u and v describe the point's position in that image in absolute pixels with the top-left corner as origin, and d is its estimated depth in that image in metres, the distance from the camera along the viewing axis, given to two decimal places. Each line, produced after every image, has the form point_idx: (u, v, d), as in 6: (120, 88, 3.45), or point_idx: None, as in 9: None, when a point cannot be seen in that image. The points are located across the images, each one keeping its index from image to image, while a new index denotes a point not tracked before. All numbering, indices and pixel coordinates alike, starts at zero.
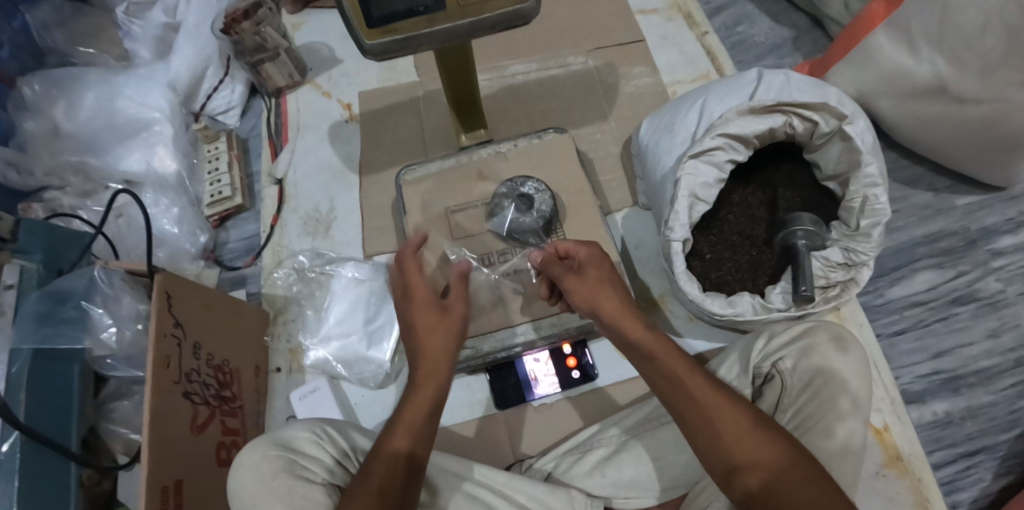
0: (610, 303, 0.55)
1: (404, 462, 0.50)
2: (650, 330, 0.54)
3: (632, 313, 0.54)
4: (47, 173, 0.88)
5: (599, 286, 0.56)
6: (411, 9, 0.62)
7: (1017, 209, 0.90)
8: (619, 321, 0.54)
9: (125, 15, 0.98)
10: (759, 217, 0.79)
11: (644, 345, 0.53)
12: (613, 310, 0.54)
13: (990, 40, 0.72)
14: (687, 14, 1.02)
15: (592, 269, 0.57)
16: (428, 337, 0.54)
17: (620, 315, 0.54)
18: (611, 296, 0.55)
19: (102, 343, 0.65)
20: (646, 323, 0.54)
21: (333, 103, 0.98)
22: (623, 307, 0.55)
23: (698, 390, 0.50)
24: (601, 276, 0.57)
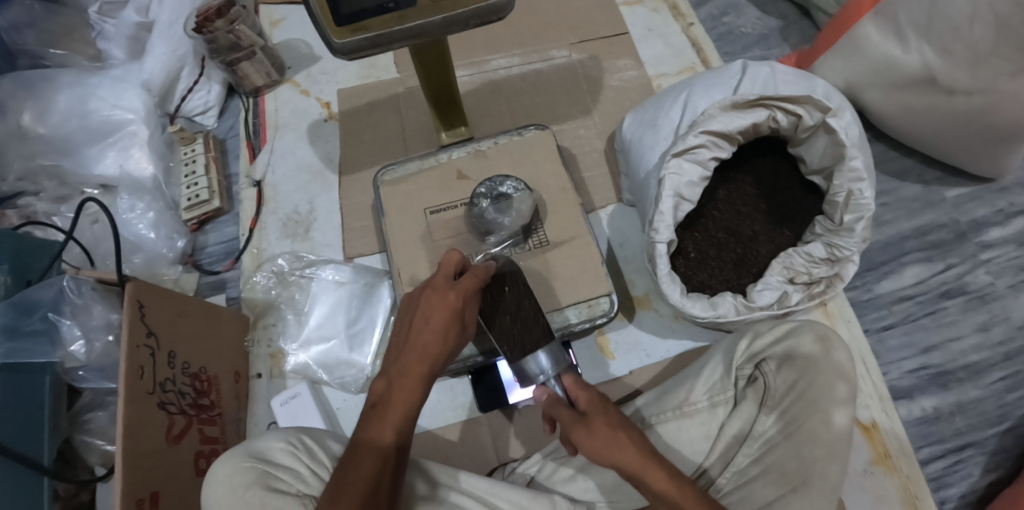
0: (634, 457, 0.49)
1: (380, 463, 0.50)
2: (623, 442, 0.50)
3: (659, 461, 0.50)
4: (20, 178, 0.87)
5: (615, 437, 0.50)
6: (381, 6, 0.60)
7: (1007, 200, 0.88)
8: (642, 476, 0.49)
9: (98, 14, 0.97)
10: (504, 305, 0.64)
11: (674, 499, 0.48)
12: (640, 469, 0.49)
13: (979, 29, 0.71)
14: (673, 5, 1.00)
15: (600, 420, 0.51)
16: (424, 333, 0.56)
17: (643, 466, 0.49)
18: (631, 448, 0.50)
19: (71, 356, 0.64)
20: (670, 470, 0.49)
21: (312, 102, 0.96)
22: (649, 458, 0.50)
23: (660, 488, 0.49)
24: (613, 430, 0.51)
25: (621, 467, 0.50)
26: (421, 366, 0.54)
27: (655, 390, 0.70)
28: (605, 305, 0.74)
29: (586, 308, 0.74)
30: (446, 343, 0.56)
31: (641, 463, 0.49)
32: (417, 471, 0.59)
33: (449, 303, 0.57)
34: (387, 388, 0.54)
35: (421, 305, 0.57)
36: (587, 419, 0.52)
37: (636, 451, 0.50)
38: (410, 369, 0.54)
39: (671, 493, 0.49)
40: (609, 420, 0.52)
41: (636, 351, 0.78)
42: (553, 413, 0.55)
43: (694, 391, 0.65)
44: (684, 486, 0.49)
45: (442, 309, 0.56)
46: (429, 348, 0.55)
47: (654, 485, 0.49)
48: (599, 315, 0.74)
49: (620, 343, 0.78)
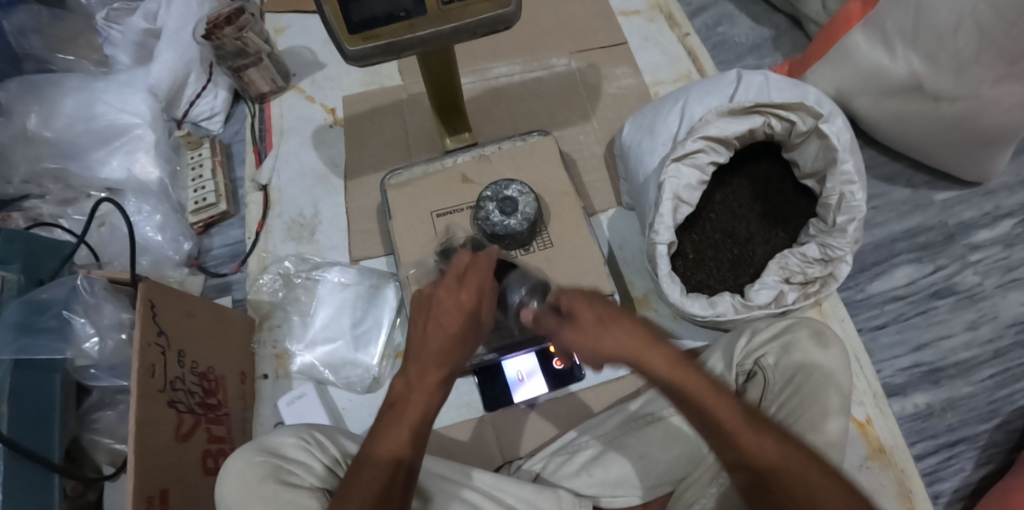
0: (631, 343, 0.50)
1: (392, 467, 0.50)
2: (618, 330, 0.50)
3: (661, 349, 0.50)
4: (25, 181, 0.87)
5: (606, 326, 0.50)
6: (391, 14, 0.62)
7: (993, 203, 0.91)
8: (644, 361, 0.50)
9: (105, 21, 0.99)
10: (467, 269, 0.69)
11: (688, 392, 0.49)
12: (642, 353, 0.50)
13: (963, 38, 0.74)
14: (669, 15, 1.03)
15: (585, 315, 0.51)
16: (437, 342, 0.53)
17: (644, 353, 0.50)
18: (627, 333, 0.50)
19: (83, 353, 0.65)
20: (674, 358, 0.50)
21: (316, 108, 0.98)
22: (647, 343, 0.50)
23: (666, 374, 0.49)
24: (603, 319, 0.51)
25: (617, 353, 0.50)
26: (434, 378, 0.53)
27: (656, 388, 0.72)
28: None
29: None
30: (460, 348, 0.54)
31: (632, 346, 0.50)
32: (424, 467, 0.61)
33: (464, 306, 0.54)
34: (405, 389, 0.53)
35: (438, 309, 0.54)
36: (569, 314, 0.52)
37: (632, 336, 0.50)
38: (423, 384, 0.53)
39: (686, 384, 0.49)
40: (589, 309, 0.51)
41: None
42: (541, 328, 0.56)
43: None
44: (691, 373, 0.49)
45: (456, 317, 0.54)
46: (441, 360, 0.53)
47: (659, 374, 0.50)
48: None
49: None
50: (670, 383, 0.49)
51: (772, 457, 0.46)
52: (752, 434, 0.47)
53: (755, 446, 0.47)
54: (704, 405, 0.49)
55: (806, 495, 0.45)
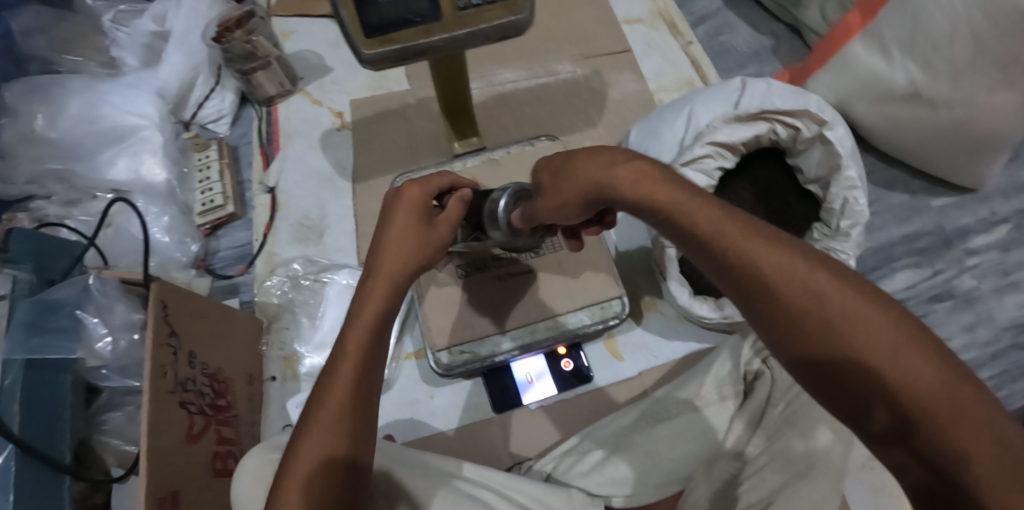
0: (623, 172, 0.47)
1: (321, 452, 0.44)
2: (602, 165, 0.49)
3: (666, 180, 0.46)
4: (29, 182, 0.87)
5: (594, 163, 0.49)
6: (408, 19, 0.63)
7: (989, 209, 0.93)
8: (640, 190, 0.46)
9: (112, 23, 0.99)
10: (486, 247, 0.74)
11: (711, 224, 0.42)
12: (640, 185, 0.46)
13: (959, 47, 0.76)
14: (671, 23, 1.05)
15: (573, 168, 0.51)
16: (383, 261, 0.52)
17: (642, 183, 0.46)
18: (619, 164, 0.48)
19: (95, 353, 0.66)
20: (686, 190, 0.45)
21: (323, 112, 0.98)
22: (646, 172, 0.47)
23: (677, 202, 0.44)
24: (593, 157, 0.50)
25: (605, 185, 0.48)
26: (370, 319, 0.49)
27: (665, 388, 0.72)
28: (617, 307, 0.77)
29: (598, 310, 0.77)
30: (407, 276, 0.53)
31: (634, 180, 0.46)
32: (437, 466, 0.61)
33: (409, 228, 0.54)
34: (334, 360, 0.48)
35: (390, 218, 0.55)
36: (551, 181, 0.54)
37: (623, 167, 0.47)
38: (359, 323, 0.49)
39: (704, 215, 0.42)
40: (576, 156, 0.52)
41: (643, 352, 0.80)
42: (528, 220, 0.57)
43: (704, 386, 0.68)
44: (706, 202, 0.43)
45: (408, 223, 0.55)
46: (388, 280, 0.52)
47: (668, 208, 0.44)
48: (611, 317, 0.77)
49: (629, 344, 0.81)
50: (685, 218, 0.43)
51: (832, 305, 0.36)
52: (797, 265, 0.38)
53: (804, 281, 0.37)
54: (730, 237, 0.40)
55: (870, 346, 0.34)
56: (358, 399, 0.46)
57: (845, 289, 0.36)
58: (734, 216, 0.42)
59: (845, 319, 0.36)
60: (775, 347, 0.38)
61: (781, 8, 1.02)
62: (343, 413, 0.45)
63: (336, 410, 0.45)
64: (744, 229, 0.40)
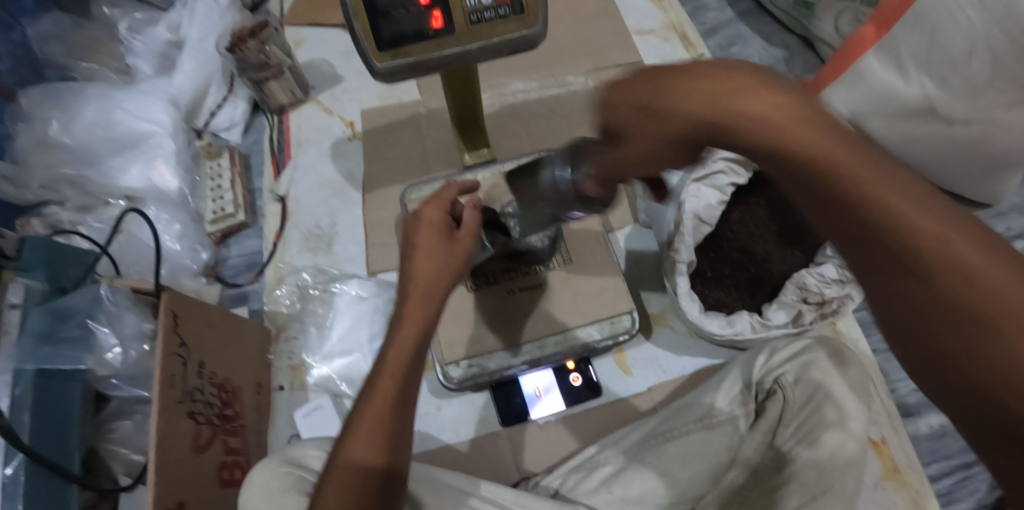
0: (755, 102, 0.37)
1: (360, 465, 0.48)
2: (729, 89, 0.38)
3: (797, 108, 0.36)
4: (44, 187, 0.88)
5: (710, 89, 0.38)
6: (420, 32, 0.63)
7: (1004, 224, 0.92)
8: (770, 128, 0.36)
9: (127, 31, 1.00)
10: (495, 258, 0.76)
11: (840, 168, 0.35)
12: (772, 119, 0.36)
13: (976, 63, 0.74)
14: (683, 34, 1.05)
15: (675, 94, 0.39)
16: (415, 275, 0.55)
17: (770, 119, 0.36)
18: (746, 94, 0.37)
19: (105, 363, 0.66)
20: (818, 121, 0.36)
21: (335, 121, 0.99)
22: (784, 102, 0.37)
23: (806, 143, 0.36)
24: (704, 83, 0.38)
25: (717, 126, 0.38)
26: (410, 334, 0.53)
27: (671, 408, 0.71)
28: (627, 323, 0.77)
29: (608, 325, 0.77)
30: (438, 297, 0.55)
31: (765, 113, 0.36)
32: (445, 481, 0.61)
33: (433, 251, 0.56)
34: (374, 376, 0.52)
35: (413, 235, 0.57)
36: (634, 115, 0.41)
37: (756, 99, 0.37)
38: (398, 339, 0.52)
39: (838, 158, 0.35)
40: (674, 77, 0.39)
41: (652, 368, 0.80)
42: (607, 180, 0.50)
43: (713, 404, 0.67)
44: (862, 155, 0.36)
45: (432, 243, 0.56)
46: (421, 296, 0.54)
47: (812, 157, 0.36)
48: (622, 332, 0.76)
49: (638, 359, 0.80)
50: (812, 160, 0.36)
51: (980, 285, 0.32)
52: (968, 246, 0.33)
53: (976, 272, 0.33)
54: (868, 188, 0.35)
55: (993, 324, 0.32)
56: (398, 418, 0.50)
57: (979, 255, 0.33)
58: (854, 147, 0.36)
59: (1005, 319, 0.32)
60: (891, 315, 0.36)
61: (794, 19, 1.02)
62: (380, 429, 0.49)
63: (374, 425, 0.49)
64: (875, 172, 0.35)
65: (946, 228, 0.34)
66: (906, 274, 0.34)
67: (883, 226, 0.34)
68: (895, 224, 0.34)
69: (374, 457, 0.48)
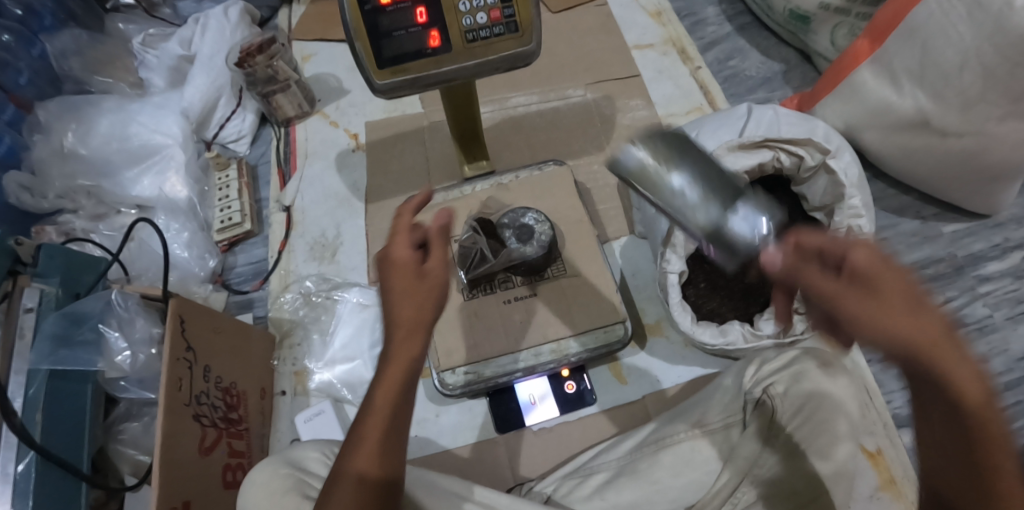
0: (896, 307, 0.38)
1: (366, 480, 0.45)
2: (890, 286, 0.39)
3: (924, 310, 0.38)
4: (59, 196, 0.91)
5: (875, 288, 0.39)
6: (419, 51, 0.66)
7: (1003, 236, 0.92)
8: (905, 333, 0.38)
9: (140, 46, 1.04)
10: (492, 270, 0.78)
11: (955, 379, 0.37)
12: (906, 324, 0.38)
13: (967, 77, 0.76)
14: (682, 49, 1.07)
15: (859, 282, 0.40)
16: (396, 298, 0.48)
17: (907, 318, 0.38)
18: (889, 298, 0.39)
19: (116, 365, 0.68)
20: (939, 327, 0.38)
21: (340, 133, 1.01)
22: (917, 306, 0.38)
23: (931, 344, 0.37)
24: (861, 281, 0.40)
25: (869, 320, 0.38)
26: (397, 374, 0.47)
27: (666, 416, 0.73)
28: (620, 331, 0.78)
29: (602, 333, 0.78)
30: (431, 307, 0.48)
31: (900, 316, 0.38)
32: (440, 485, 0.61)
33: (411, 267, 0.49)
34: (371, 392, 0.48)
35: (389, 250, 0.50)
36: (820, 279, 0.41)
37: (897, 304, 0.38)
38: (393, 357, 0.48)
39: (951, 368, 0.37)
40: (814, 264, 0.42)
41: (647, 376, 0.81)
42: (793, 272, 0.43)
43: (708, 414, 0.69)
44: (957, 349, 0.37)
45: (409, 258, 0.49)
46: (406, 336, 0.48)
47: (911, 339, 0.38)
48: (615, 341, 0.78)
49: (634, 368, 0.81)
50: (930, 365, 0.37)
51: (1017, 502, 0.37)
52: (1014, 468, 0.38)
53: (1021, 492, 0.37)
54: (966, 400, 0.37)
55: None
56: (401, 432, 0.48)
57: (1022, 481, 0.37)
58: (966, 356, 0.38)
59: None
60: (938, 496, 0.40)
61: (791, 34, 1.03)
62: (384, 442, 0.47)
63: (377, 438, 0.47)
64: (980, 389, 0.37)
65: (985, 402, 0.37)
66: (953, 443, 0.39)
67: (961, 426, 0.38)
68: (947, 391, 0.37)
69: (386, 471, 0.46)
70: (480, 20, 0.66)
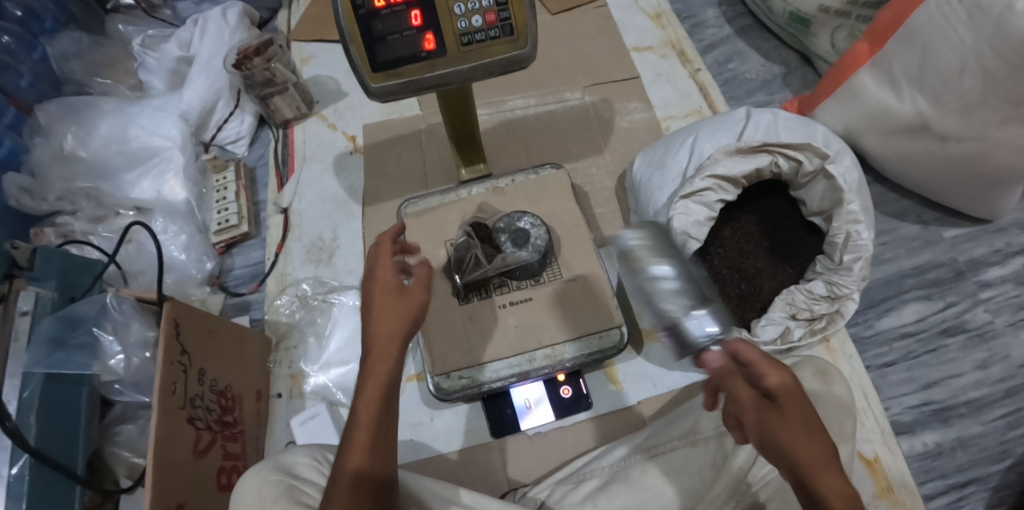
0: (778, 398, 0.50)
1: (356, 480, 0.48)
2: (782, 387, 0.50)
3: (799, 410, 0.49)
4: (59, 198, 0.91)
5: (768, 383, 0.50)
6: (414, 55, 0.66)
7: (1004, 241, 0.91)
8: (776, 422, 0.49)
9: (140, 47, 1.04)
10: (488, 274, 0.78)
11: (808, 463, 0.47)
12: (777, 415, 0.49)
13: (968, 80, 0.76)
14: (681, 51, 1.06)
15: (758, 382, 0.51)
16: (376, 317, 0.54)
17: (780, 410, 0.49)
18: (775, 394, 0.50)
19: (109, 369, 0.68)
20: (808, 426, 0.48)
21: (338, 136, 1.01)
22: (799, 406, 0.49)
23: (791, 435, 0.48)
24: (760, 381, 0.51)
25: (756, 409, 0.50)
26: (375, 388, 0.52)
27: (660, 423, 0.72)
28: (615, 337, 0.77)
29: (597, 339, 0.77)
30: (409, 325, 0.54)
31: (776, 408, 0.49)
32: (431, 488, 0.61)
33: (389, 286, 0.54)
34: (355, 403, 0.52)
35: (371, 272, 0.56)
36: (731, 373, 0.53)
37: (780, 398, 0.49)
38: (373, 371, 0.52)
39: (802, 453, 0.47)
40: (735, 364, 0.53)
41: (643, 382, 0.80)
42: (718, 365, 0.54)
43: (700, 421, 0.68)
44: (818, 444, 0.48)
45: (387, 279, 0.55)
46: (383, 353, 0.53)
47: (776, 428, 0.49)
48: (609, 347, 0.77)
49: (630, 373, 0.81)
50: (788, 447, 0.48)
51: None
52: None
53: None
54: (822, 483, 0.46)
55: None
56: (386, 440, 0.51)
57: None
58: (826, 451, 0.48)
59: None
60: None
61: (791, 36, 1.03)
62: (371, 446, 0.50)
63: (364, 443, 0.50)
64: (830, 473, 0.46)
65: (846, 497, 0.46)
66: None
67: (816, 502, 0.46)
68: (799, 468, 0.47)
69: (378, 465, 0.50)
70: (475, 23, 0.65)
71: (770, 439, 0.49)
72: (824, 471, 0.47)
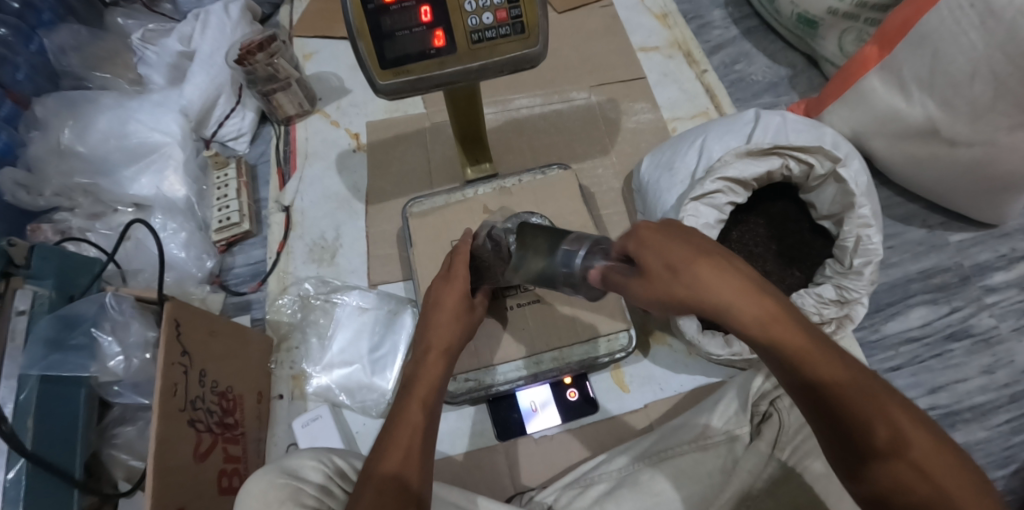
0: (671, 259, 0.41)
1: (397, 484, 0.47)
2: (674, 249, 0.42)
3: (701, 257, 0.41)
4: (56, 193, 0.90)
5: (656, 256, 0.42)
6: (423, 52, 0.65)
7: (1009, 246, 0.91)
8: (689, 286, 0.40)
9: (139, 41, 1.02)
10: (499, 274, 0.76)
11: (741, 312, 0.39)
12: (684, 280, 0.40)
13: (978, 85, 0.75)
14: (687, 52, 1.06)
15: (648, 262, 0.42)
16: (437, 327, 0.59)
17: (685, 267, 0.41)
18: (668, 256, 0.42)
19: (108, 370, 0.66)
20: (715, 268, 0.40)
21: (342, 133, 1.00)
22: (701, 255, 0.41)
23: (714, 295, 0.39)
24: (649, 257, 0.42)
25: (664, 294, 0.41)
26: (426, 389, 0.54)
27: (669, 427, 0.72)
28: (624, 340, 0.77)
29: (604, 343, 0.76)
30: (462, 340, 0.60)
31: (676, 269, 0.41)
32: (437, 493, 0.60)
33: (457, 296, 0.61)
34: (404, 402, 0.53)
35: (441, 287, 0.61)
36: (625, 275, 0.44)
37: (673, 260, 0.41)
38: (426, 376, 0.55)
39: (727, 302, 0.39)
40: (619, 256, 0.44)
41: (650, 385, 0.80)
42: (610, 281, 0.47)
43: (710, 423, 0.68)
44: (726, 277, 0.40)
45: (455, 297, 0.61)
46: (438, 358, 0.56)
47: (691, 299, 0.40)
48: (618, 350, 0.76)
49: (636, 376, 0.80)
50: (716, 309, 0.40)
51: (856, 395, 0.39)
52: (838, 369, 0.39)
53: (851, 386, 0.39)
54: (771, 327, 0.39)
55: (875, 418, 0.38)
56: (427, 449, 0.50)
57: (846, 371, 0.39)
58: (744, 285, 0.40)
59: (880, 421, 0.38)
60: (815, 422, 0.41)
61: (798, 38, 1.02)
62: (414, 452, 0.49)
63: (408, 448, 0.49)
64: (757, 303, 0.39)
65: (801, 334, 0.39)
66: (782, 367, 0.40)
67: (775, 345, 0.39)
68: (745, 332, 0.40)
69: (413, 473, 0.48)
70: (486, 20, 0.64)
71: (693, 307, 0.40)
72: (749, 301, 0.39)
